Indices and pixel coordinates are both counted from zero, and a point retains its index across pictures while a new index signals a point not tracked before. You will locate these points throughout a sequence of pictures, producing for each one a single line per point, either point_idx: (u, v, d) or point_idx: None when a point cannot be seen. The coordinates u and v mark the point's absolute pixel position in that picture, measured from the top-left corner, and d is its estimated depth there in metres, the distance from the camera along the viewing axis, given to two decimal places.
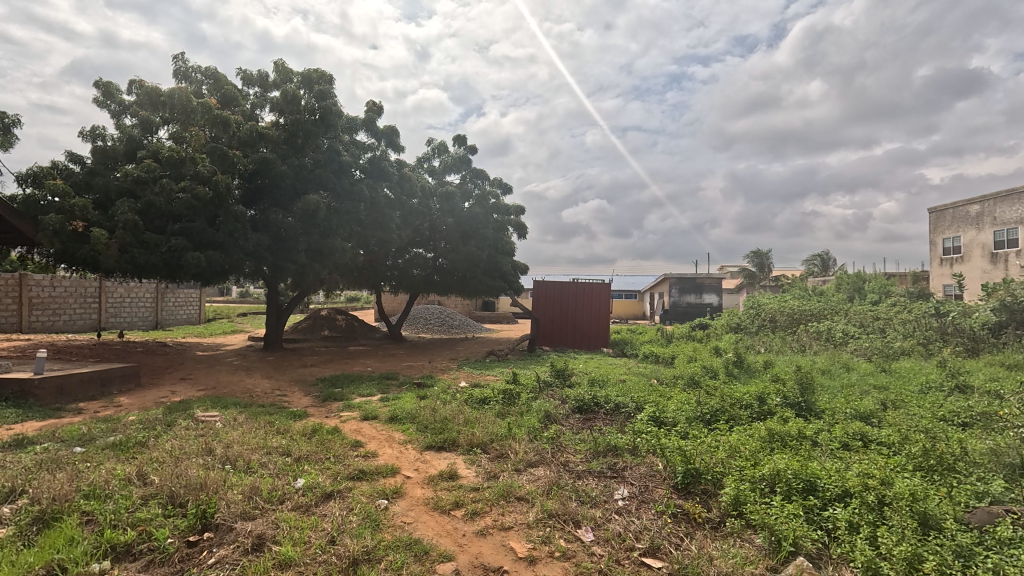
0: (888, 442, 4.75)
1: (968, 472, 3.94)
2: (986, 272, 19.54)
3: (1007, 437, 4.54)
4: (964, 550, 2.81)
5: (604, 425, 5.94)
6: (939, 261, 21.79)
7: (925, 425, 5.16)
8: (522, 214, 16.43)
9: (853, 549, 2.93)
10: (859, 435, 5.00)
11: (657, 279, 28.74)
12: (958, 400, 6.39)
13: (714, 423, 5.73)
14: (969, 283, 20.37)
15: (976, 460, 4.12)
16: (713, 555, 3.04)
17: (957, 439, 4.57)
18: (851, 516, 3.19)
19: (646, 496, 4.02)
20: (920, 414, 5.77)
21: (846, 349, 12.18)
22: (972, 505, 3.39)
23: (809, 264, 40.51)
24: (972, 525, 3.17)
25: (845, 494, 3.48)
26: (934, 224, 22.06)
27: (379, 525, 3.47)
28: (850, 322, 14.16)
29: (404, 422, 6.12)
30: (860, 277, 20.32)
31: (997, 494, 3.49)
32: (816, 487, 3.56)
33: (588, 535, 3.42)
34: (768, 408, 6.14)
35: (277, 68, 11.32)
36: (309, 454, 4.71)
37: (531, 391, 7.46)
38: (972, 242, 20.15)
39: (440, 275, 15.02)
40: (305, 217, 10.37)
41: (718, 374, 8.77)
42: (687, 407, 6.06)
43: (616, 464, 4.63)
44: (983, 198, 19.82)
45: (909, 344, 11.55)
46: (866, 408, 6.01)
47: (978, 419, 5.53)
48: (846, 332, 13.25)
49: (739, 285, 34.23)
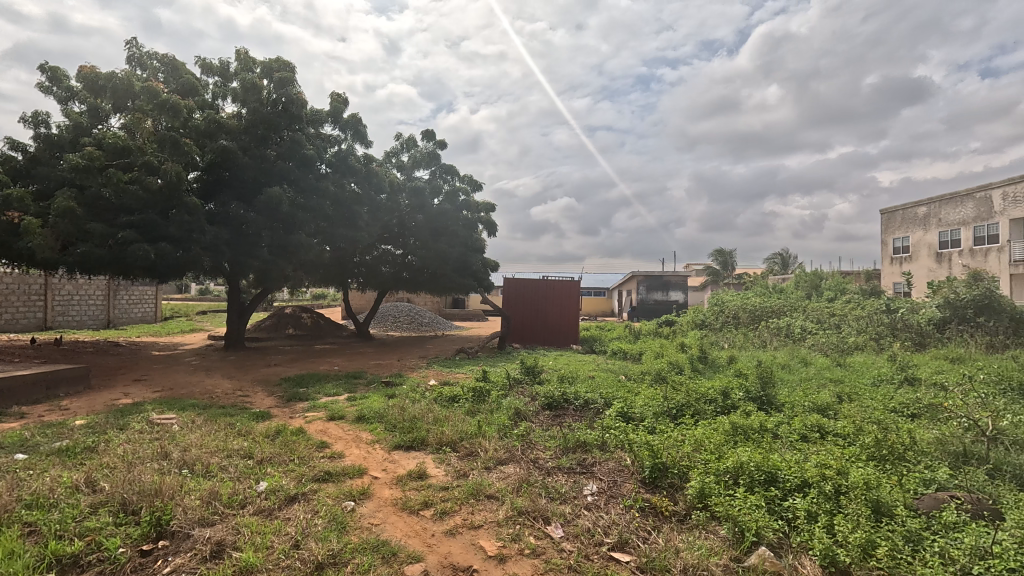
0: (844, 433, 4.95)
1: (917, 461, 4.16)
2: (932, 271, 20.63)
3: (951, 426, 4.81)
4: (913, 535, 2.97)
5: (573, 421, 5.97)
6: (889, 260, 22.93)
7: (876, 416, 5.40)
8: (492, 211, 16.39)
9: (811, 537, 3.03)
10: (817, 427, 5.20)
11: (625, 277, 29.14)
12: (906, 393, 6.73)
13: (680, 417, 5.85)
14: (916, 281, 21.46)
15: (924, 448, 4.36)
16: (680, 548, 3.09)
17: (906, 428, 4.83)
18: (809, 505, 3.30)
19: (615, 490, 4.06)
20: (873, 406, 6.05)
21: (804, 345, 12.66)
22: (920, 492, 3.57)
23: (770, 263, 41.90)
24: (920, 511, 3.34)
25: (804, 484, 3.60)
26: (885, 225, 23.15)
27: (345, 527, 3.39)
28: (808, 318, 14.74)
29: (371, 422, 6.01)
30: (816, 275, 21.15)
31: (943, 481, 3.70)
32: (777, 478, 3.68)
33: (557, 531, 3.43)
34: (731, 403, 6.31)
35: (238, 57, 10.93)
36: (272, 456, 4.57)
37: (501, 389, 7.42)
38: (920, 242, 21.22)
39: (409, 272, 14.81)
40: (268, 211, 10.05)
41: (684, 370, 8.95)
42: (653, 403, 6.17)
43: (585, 460, 4.67)
44: (929, 201, 20.88)
45: (862, 339, 12.08)
46: (824, 401, 6.27)
47: (924, 410, 5.84)
48: (804, 328, 13.75)
49: (704, 283, 35.07)
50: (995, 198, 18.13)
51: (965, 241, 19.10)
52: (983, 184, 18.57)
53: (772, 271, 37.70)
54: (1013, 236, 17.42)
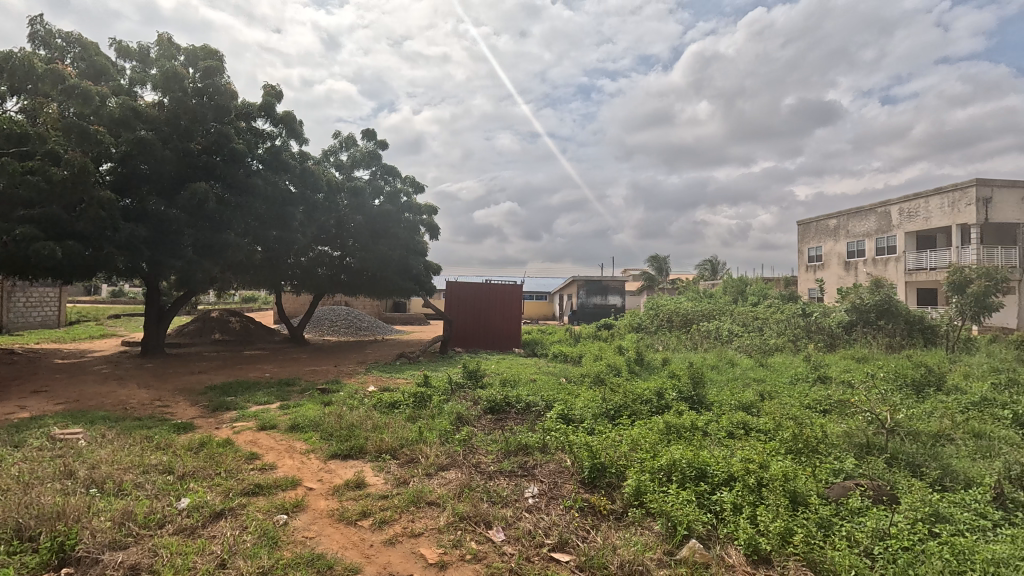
0: (765, 429, 5.31)
1: (828, 452, 4.53)
2: (841, 278, 22.58)
3: (856, 420, 5.28)
4: (825, 521, 3.24)
5: (515, 424, 6.02)
6: (805, 268, 24.86)
7: (794, 412, 5.84)
8: (434, 214, 16.23)
9: (736, 528, 3.23)
10: (742, 424, 5.55)
11: (566, 281, 29.75)
12: (819, 390, 7.32)
13: (618, 418, 6.06)
14: (828, 287, 23.42)
15: (834, 441, 4.76)
16: (617, 545, 3.19)
17: (820, 423, 5.25)
18: (735, 498, 3.51)
19: (555, 491, 4.13)
20: (791, 403, 6.53)
21: (731, 346, 13.46)
22: (831, 481, 3.90)
23: (701, 268, 44.22)
24: (831, 498, 3.64)
25: (730, 478, 3.83)
26: (802, 235, 25.08)
27: (277, 542, 3.23)
28: (734, 321, 15.69)
29: (306, 430, 5.77)
30: (742, 281, 22.56)
31: (849, 470, 4.06)
32: (706, 473, 3.89)
33: (499, 535, 3.44)
34: (665, 402, 6.60)
35: (159, 42, 10.18)
36: (195, 470, 4.27)
37: (443, 394, 7.35)
38: (831, 251, 23.17)
39: (348, 274, 14.37)
40: (192, 208, 9.42)
41: (621, 372, 9.26)
42: (593, 404, 6.34)
43: (526, 463, 4.72)
44: (838, 214, 22.85)
45: (782, 341, 13.02)
46: (749, 399, 6.70)
47: (834, 405, 6.38)
48: (731, 331, 14.63)
49: (641, 288, 36.48)
50: (892, 212, 20.13)
51: (868, 251, 21.07)
52: (883, 200, 20.53)
53: (703, 277, 39.82)
54: (908, 248, 19.39)
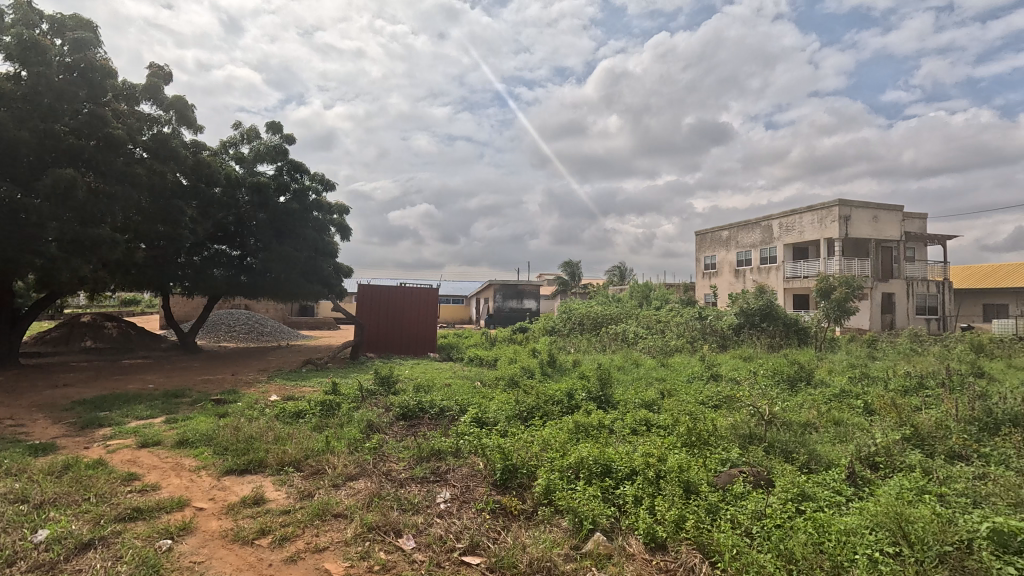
0: (664, 425, 5.71)
1: (717, 443, 4.97)
2: (732, 284, 24.84)
3: (742, 413, 5.85)
4: (713, 506, 3.55)
5: (429, 430, 5.94)
6: (702, 274, 27.04)
7: (689, 408, 6.34)
8: (345, 214, 15.60)
9: (637, 519, 3.44)
10: (644, 420, 5.92)
11: (483, 285, 29.89)
12: (711, 387, 8.00)
13: (530, 419, 6.20)
14: (721, 293, 25.65)
15: (722, 433, 5.24)
16: (526, 543, 3.27)
17: (711, 418, 5.75)
18: (636, 491, 3.74)
19: (467, 495, 4.14)
20: (687, 400, 7.07)
21: (636, 348, 14.29)
22: (719, 470, 4.28)
23: (610, 274, 46.51)
24: (719, 485, 3.99)
25: (632, 473, 4.08)
26: (698, 245, 27.25)
27: (159, 571, 2.93)
28: (639, 324, 16.68)
29: (197, 446, 5.28)
30: (646, 286, 24.04)
31: (734, 459, 4.48)
32: (611, 469, 4.11)
33: (409, 543, 3.38)
34: (575, 403, 6.87)
35: (15, 5, 8.86)
36: (57, 498, 3.75)
37: (353, 401, 7.07)
38: (723, 260, 25.42)
39: (248, 276, 13.39)
40: (58, 197, 8.28)
41: (534, 374, 9.48)
42: (506, 407, 6.44)
43: (439, 468, 4.68)
44: (729, 226, 25.12)
45: (680, 342, 14.06)
46: (651, 397, 7.16)
47: (724, 401, 7.01)
48: (637, 333, 15.54)
49: (555, 292, 37.61)
50: (773, 226, 22.51)
51: (754, 260, 23.39)
52: (766, 215, 22.90)
53: (612, 282, 41.92)
54: (786, 258, 21.78)
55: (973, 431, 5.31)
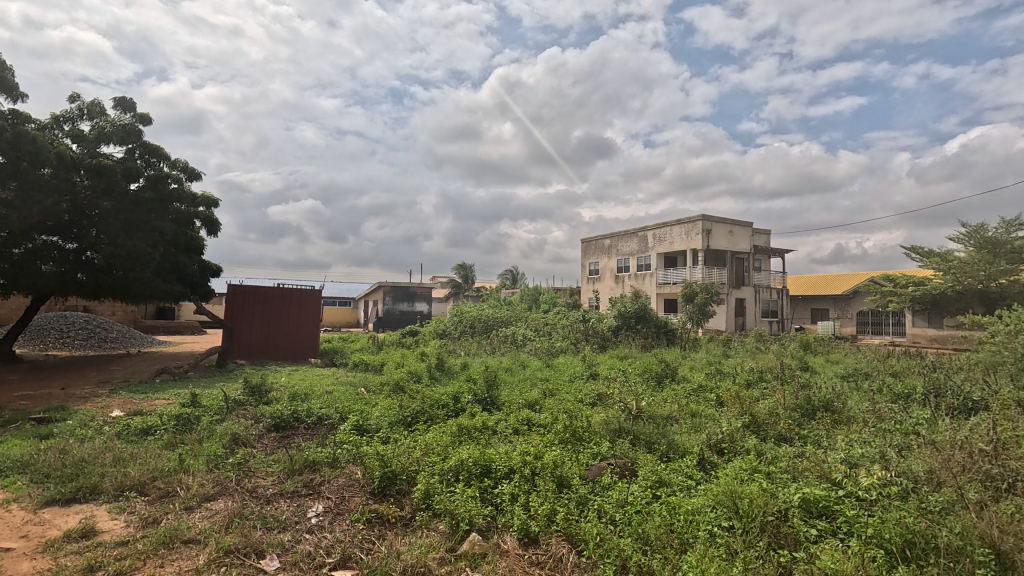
0: (544, 423, 5.97)
1: (590, 438, 5.32)
2: (613, 289, 26.69)
3: (614, 409, 6.31)
4: (583, 498, 3.79)
5: (303, 441, 5.59)
6: (586, 280, 28.68)
7: (568, 406, 6.70)
8: (214, 207, 14.14)
9: (512, 516, 3.56)
10: (526, 420, 6.13)
11: (372, 287, 28.81)
12: (590, 386, 8.54)
13: (414, 424, 6.11)
14: (603, 297, 27.42)
15: (595, 428, 5.63)
16: (401, 551, 3.22)
17: (586, 414, 6.13)
18: (513, 489, 3.88)
19: (342, 507, 3.97)
20: (567, 399, 7.46)
21: (524, 350, 14.76)
22: (590, 463, 4.58)
23: (502, 278, 47.48)
24: (589, 478, 4.27)
25: (510, 471, 4.21)
26: (584, 251, 28.88)
27: None
28: (528, 327, 17.24)
29: (7, 475, 4.44)
30: (536, 290, 24.92)
31: (605, 452, 4.83)
32: (490, 469, 4.21)
33: (273, 563, 3.16)
34: (460, 405, 6.91)
35: None
36: None
37: (216, 414, 6.42)
38: (605, 266, 27.21)
39: (88, 273, 11.58)
40: None
41: (421, 379, 9.35)
42: (390, 412, 6.28)
43: (313, 480, 4.43)
44: (611, 235, 26.95)
45: (565, 344, 14.79)
46: (534, 397, 7.44)
47: (599, 398, 7.51)
48: (525, 336, 16.03)
49: (447, 295, 37.46)
50: (648, 236, 24.57)
51: (632, 267, 25.35)
52: (642, 226, 24.96)
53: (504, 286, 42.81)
54: (659, 265, 23.91)
55: (796, 417, 6.26)
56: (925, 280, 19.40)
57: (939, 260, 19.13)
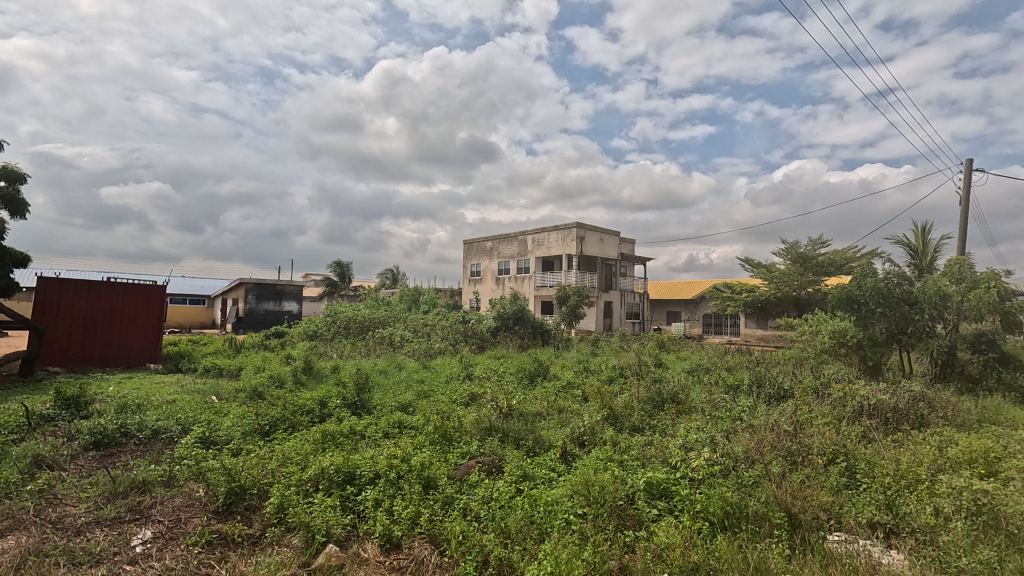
0: (415, 425, 5.88)
1: (460, 438, 5.35)
2: (493, 291, 27.20)
3: (486, 408, 6.42)
4: (449, 498, 3.80)
5: (132, 459, 4.84)
6: (467, 281, 28.87)
7: (441, 407, 6.67)
8: (19, 183, 11.68)
9: (374, 522, 3.45)
10: (397, 423, 5.97)
11: (232, 284, 26.01)
12: (465, 386, 8.60)
13: (272, 433, 5.63)
14: (483, 298, 27.81)
15: (466, 428, 5.68)
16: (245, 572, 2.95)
17: (458, 415, 6.16)
18: (377, 494, 3.76)
19: (177, 530, 3.51)
20: (441, 400, 7.43)
21: (401, 351, 14.39)
22: (459, 463, 4.60)
23: (382, 277, 45.90)
24: (457, 477, 4.29)
25: (375, 477, 4.08)
26: (465, 253, 29.05)
27: None
28: (406, 327, 16.85)
29: None
30: (416, 290, 24.45)
31: (474, 451, 4.89)
32: (354, 476, 4.04)
33: None
34: (327, 411, 6.52)
35: None
36: None
37: (12, 433, 5.28)
38: (486, 268, 27.64)
39: None
40: None
41: (284, 384, 8.62)
42: (243, 421, 5.71)
43: (141, 503, 3.86)
44: (493, 238, 27.44)
45: (443, 345, 14.72)
46: (407, 399, 7.28)
47: (472, 398, 7.59)
48: (403, 337, 15.63)
49: (321, 294, 35.19)
50: (528, 240, 25.46)
51: (512, 270, 26.06)
52: (522, 230, 25.80)
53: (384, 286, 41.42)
54: (537, 269, 24.91)
55: (648, 408, 6.92)
56: (754, 287, 22.79)
57: (764, 271, 22.61)
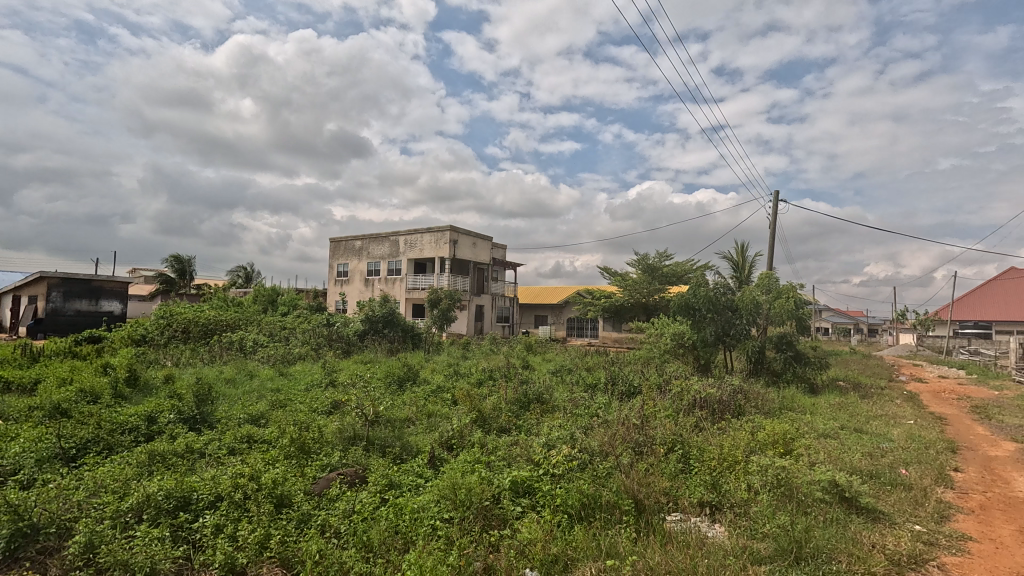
0: (268, 439, 5.35)
1: (320, 450, 5.00)
2: (361, 292, 26.00)
3: (350, 416, 6.09)
4: (305, 515, 3.52)
5: None
6: (333, 281, 27.23)
7: (298, 418, 6.16)
8: None
9: (213, 551, 3.05)
10: (246, 437, 5.38)
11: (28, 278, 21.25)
12: (326, 394, 8.05)
13: (81, 458, 4.70)
14: (350, 300, 26.43)
15: (326, 438, 5.33)
16: None
17: (318, 425, 5.74)
18: (218, 519, 3.34)
19: None
20: (299, 409, 6.86)
21: (254, 357, 13.02)
22: (317, 477, 4.29)
23: (233, 274, 41.26)
24: (314, 492, 3.99)
25: (215, 500, 3.62)
26: (332, 251, 27.37)
27: None
28: (260, 331, 15.30)
29: None
30: (273, 289, 22.33)
31: (334, 463, 4.60)
32: (189, 501, 3.55)
33: None
34: (156, 428, 5.63)
35: None
36: None
37: None
38: (355, 269, 26.34)
39: None
40: None
41: (99, 399, 7.25)
42: (38, 445, 4.69)
43: None
44: (362, 237, 26.23)
45: (304, 350, 13.65)
46: (258, 410, 6.60)
47: (333, 407, 7.13)
48: (256, 341, 14.15)
49: (154, 292, 30.43)
50: (400, 241, 24.79)
51: (383, 271, 25.17)
52: (394, 230, 25.05)
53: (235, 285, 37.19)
54: (408, 271, 24.38)
55: (515, 409, 7.15)
56: (611, 294, 24.92)
57: (620, 278, 24.81)
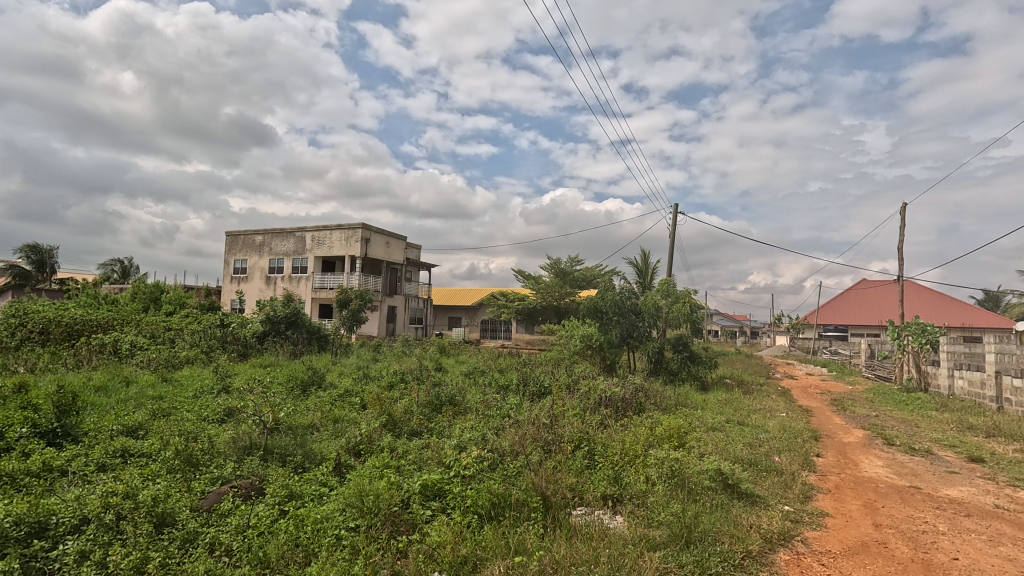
0: (147, 452, 4.81)
1: (210, 462, 4.59)
2: (261, 291, 24.24)
3: (246, 424, 5.64)
4: (191, 534, 3.23)
5: None
6: (229, 278, 25.10)
7: (183, 427, 5.59)
8: None
9: None
10: (120, 451, 4.80)
11: None
12: (218, 401, 7.39)
13: None
14: (249, 299, 24.53)
15: (218, 449, 4.90)
16: None
17: (208, 434, 5.26)
18: (83, 544, 2.95)
19: None
20: (186, 419, 6.23)
21: (131, 361, 11.62)
22: (206, 491, 3.93)
23: (104, 267, 36.50)
24: (202, 508, 3.65)
25: (80, 523, 3.20)
26: (228, 246, 25.24)
27: None
28: (139, 331, 13.67)
29: None
30: (156, 285, 20.07)
31: (227, 475, 4.25)
32: (46, 527, 3.10)
33: None
34: (3, 445, 4.84)
35: None
36: None
37: None
38: (255, 265, 24.49)
39: None
40: None
41: None
42: None
43: None
44: (264, 231, 24.44)
45: (192, 353, 12.42)
46: (136, 421, 5.90)
47: (226, 415, 6.56)
48: (134, 344, 12.61)
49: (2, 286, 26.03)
50: (307, 238, 23.44)
51: (287, 269, 23.65)
52: (300, 226, 23.62)
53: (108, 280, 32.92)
54: (315, 269, 23.13)
55: (426, 411, 7.05)
56: (524, 296, 25.47)
57: (533, 282, 25.34)
